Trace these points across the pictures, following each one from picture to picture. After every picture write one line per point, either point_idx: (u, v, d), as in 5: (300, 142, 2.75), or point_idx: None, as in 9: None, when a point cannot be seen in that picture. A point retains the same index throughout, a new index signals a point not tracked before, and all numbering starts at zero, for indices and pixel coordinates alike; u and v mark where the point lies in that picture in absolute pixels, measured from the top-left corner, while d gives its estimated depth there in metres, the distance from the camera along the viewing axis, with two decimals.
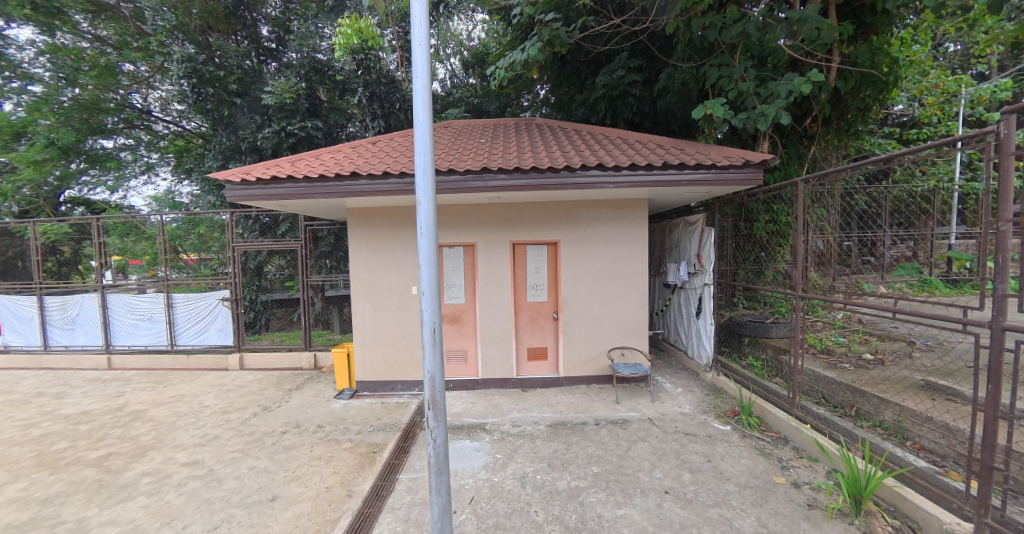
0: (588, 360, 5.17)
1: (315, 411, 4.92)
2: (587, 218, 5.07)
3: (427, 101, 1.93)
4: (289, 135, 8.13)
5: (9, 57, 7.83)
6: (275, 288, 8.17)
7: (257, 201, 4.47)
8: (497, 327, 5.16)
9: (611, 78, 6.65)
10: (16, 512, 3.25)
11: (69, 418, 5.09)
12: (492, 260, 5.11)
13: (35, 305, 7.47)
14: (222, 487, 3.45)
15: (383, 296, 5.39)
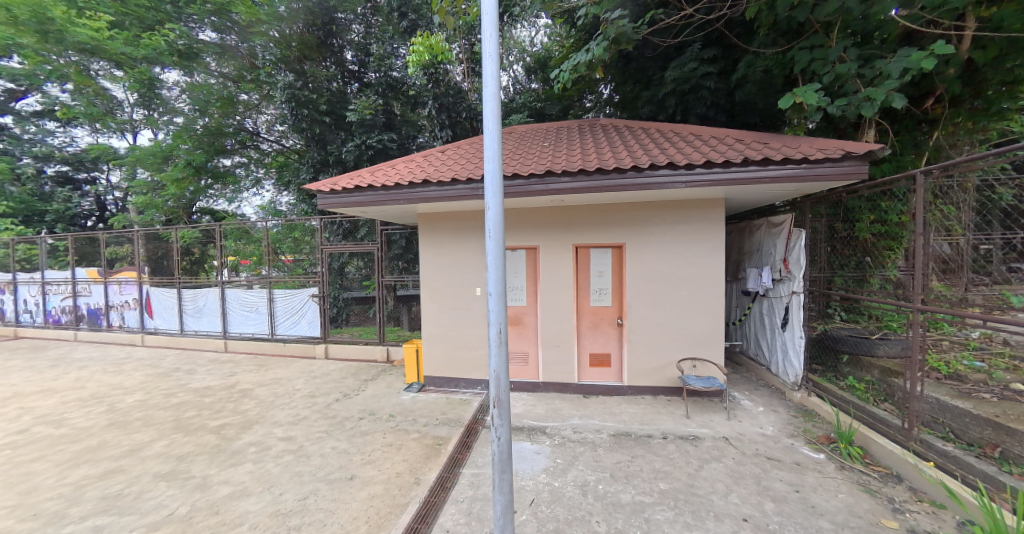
0: (655, 369, 4.90)
1: (387, 402, 5.26)
2: (654, 220, 4.84)
3: (496, 110, 1.99)
4: (368, 147, 8.83)
5: (162, 96, 9.55)
6: (354, 287, 8.88)
7: (343, 208, 4.93)
8: (558, 331, 5.11)
9: (682, 72, 6.27)
10: (161, 464, 3.90)
11: (196, 390, 6.00)
12: (554, 262, 5.09)
13: (174, 296, 8.99)
14: (309, 463, 3.81)
15: (448, 297, 5.61)
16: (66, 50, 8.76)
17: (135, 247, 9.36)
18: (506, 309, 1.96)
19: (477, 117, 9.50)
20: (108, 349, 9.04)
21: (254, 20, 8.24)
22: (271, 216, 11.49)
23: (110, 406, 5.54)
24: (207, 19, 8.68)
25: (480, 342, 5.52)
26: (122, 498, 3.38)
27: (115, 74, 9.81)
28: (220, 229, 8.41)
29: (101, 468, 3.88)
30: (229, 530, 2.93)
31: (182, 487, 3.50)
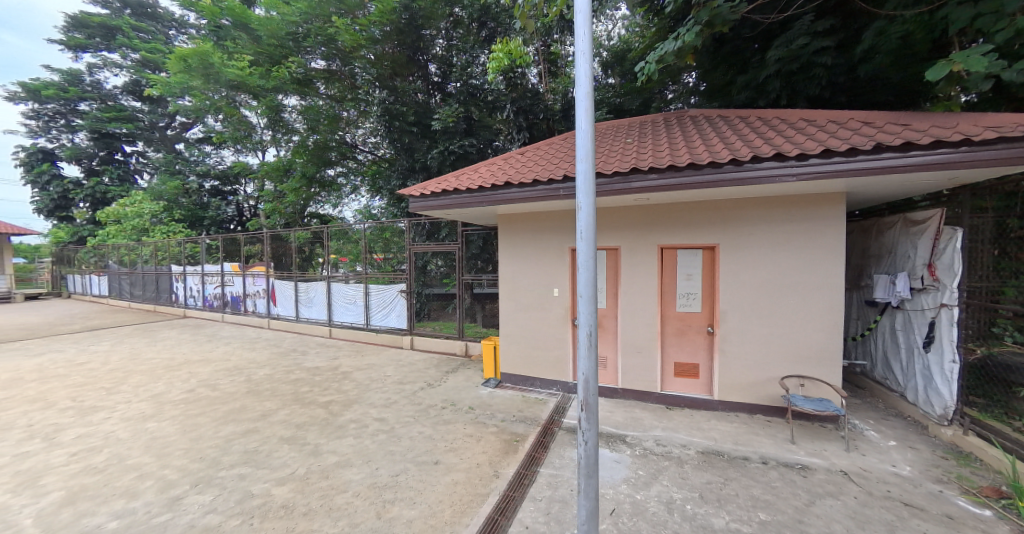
0: (752, 385, 4.41)
1: (466, 394, 5.49)
2: (754, 219, 4.36)
3: (589, 107, 1.95)
4: (450, 153, 9.28)
5: (285, 119, 11.19)
6: (435, 284, 9.41)
7: (431, 211, 5.25)
8: (640, 337, 4.86)
9: (789, 50, 5.54)
10: (284, 429, 4.54)
11: (309, 369, 6.88)
12: (638, 263, 4.84)
13: (293, 288, 10.45)
14: (399, 444, 4.12)
15: (526, 297, 5.67)
16: (220, 88, 10.87)
17: (264, 246, 11.09)
18: (596, 311, 1.92)
19: (553, 117, 9.38)
20: (244, 331, 10.82)
21: (355, 46, 9.22)
22: (366, 220, 12.69)
23: (247, 376, 6.62)
24: (319, 49, 9.87)
25: (557, 344, 5.48)
26: (257, 454, 4.00)
27: (252, 104, 11.85)
28: (326, 231, 9.53)
29: (242, 426, 4.64)
30: (336, 494, 3.29)
31: (300, 451, 4.03)
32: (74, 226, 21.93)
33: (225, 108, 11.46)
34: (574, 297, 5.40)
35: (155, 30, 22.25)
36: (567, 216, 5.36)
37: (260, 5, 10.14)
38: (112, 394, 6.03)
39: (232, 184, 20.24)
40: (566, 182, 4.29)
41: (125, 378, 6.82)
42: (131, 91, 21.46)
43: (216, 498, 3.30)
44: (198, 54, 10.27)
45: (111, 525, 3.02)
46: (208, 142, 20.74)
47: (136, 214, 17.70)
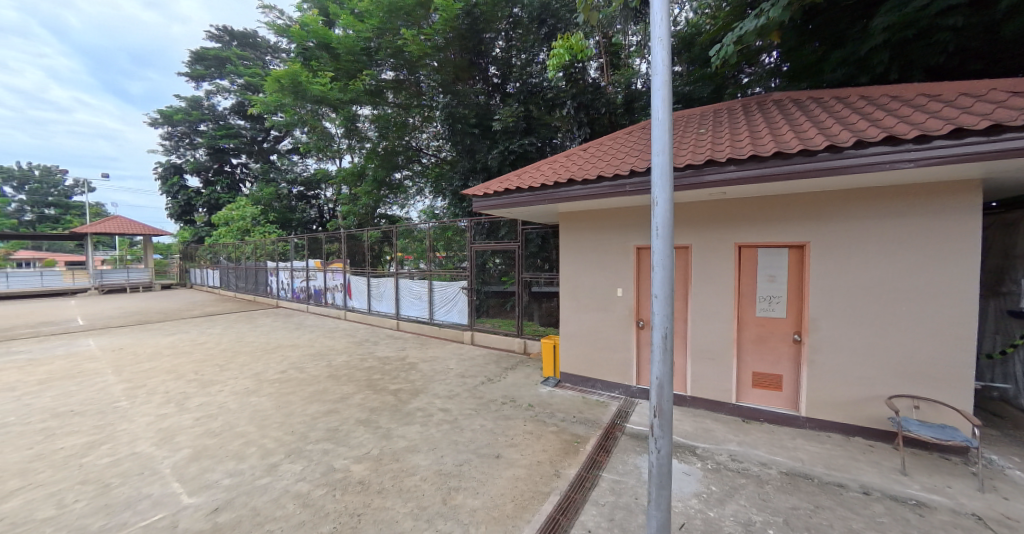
0: (848, 403, 3.91)
1: (526, 392, 5.52)
2: (855, 214, 3.85)
3: (666, 97, 1.89)
4: (510, 153, 9.38)
5: (359, 128, 12.12)
6: (494, 282, 8.65)
7: (493, 210, 5.36)
8: (713, 341, 4.53)
9: (902, 15, 4.79)
10: (360, 412, 4.92)
11: (380, 358, 7.39)
12: (712, 263, 4.52)
13: (366, 283, 11.34)
14: (463, 435, 4.27)
15: (587, 296, 5.55)
16: (306, 103, 12.06)
17: (341, 244, 12.13)
18: (672, 313, 1.84)
19: (615, 111, 9.08)
20: (325, 321, 11.93)
21: (422, 55, 9.69)
22: (430, 220, 13.31)
23: (328, 362, 7.28)
24: (388, 61, 10.53)
25: (620, 346, 5.29)
26: (338, 432, 4.38)
27: (332, 116, 13.01)
28: (394, 231, 10.17)
29: (325, 406, 5.11)
30: (406, 477, 3.49)
31: (374, 433, 4.34)
32: (195, 228, 25.79)
33: (311, 122, 12.77)
34: (639, 298, 5.18)
35: (254, 57, 25.49)
36: (633, 213, 5.14)
37: (339, 25, 10.98)
38: (224, 371, 6.98)
39: (314, 189, 22.38)
40: (632, 177, 4.12)
41: (233, 358, 7.86)
42: (235, 111, 24.60)
43: (305, 468, 3.68)
44: (288, 75, 11.20)
45: (225, 482, 3.49)
46: (296, 151, 23.15)
47: (241, 216, 20.35)
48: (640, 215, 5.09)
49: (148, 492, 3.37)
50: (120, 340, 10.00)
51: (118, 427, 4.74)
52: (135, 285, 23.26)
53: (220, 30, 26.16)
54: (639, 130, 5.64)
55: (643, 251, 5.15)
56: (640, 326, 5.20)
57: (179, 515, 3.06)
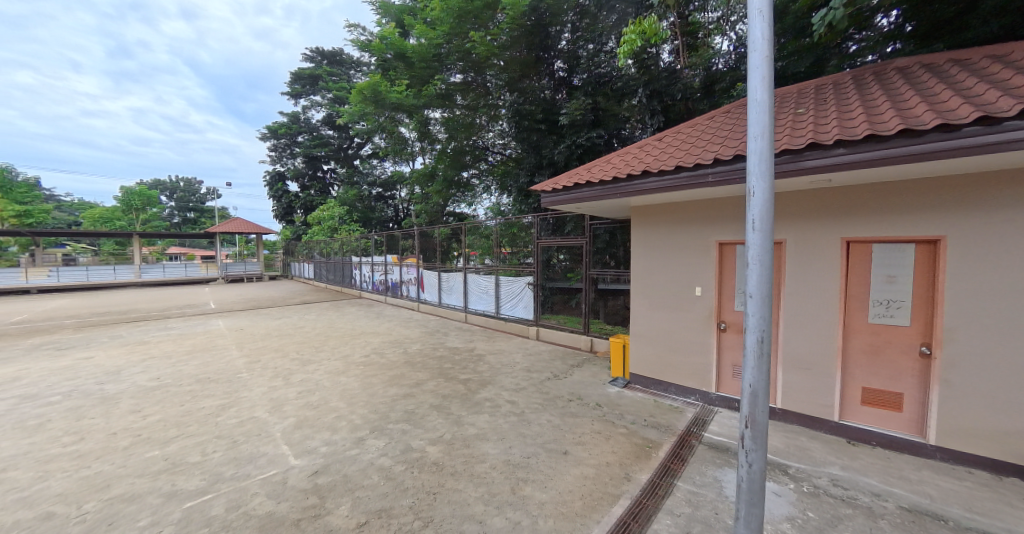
0: (998, 434, 3.20)
1: (593, 390, 5.39)
2: (1012, 202, 3.12)
3: (767, 76, 1.79)
4: (577, 147, 9.18)
5: (431, 131, 12.79)
6: (558, 278, 8.61)
7: (563, 205, 5.30)
8: (811, 348, 4.03)
9: None
10: (434, 398, 5.19)
11: (450, 348, 7.74)
12: (812, 262, 4.02)
13: (437, 277, 11.93)
14: (530, 428, 4.30)
15: (661, 295, 5.26)
16: (384, 111, 12.98)
17: (415, 241, 12.90)
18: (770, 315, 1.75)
19: (692, 96, 8.42)
20: (400, 311, 12.80)
21: (489, 56, 9.88)
22: (496, 216, 13.60)
23: (405, 349, 7.79)
24: (456, 65, 10.85)
25: (697, 349, 4.94)
26: (414, 415, 4.66)
27: (408, 122, 13.85)
28: (463, 227, 10.55)
29: (402, 390, 5.47)
30: (476, 463, 3.61)
31: (446, 418, 4.55)
32: (294, 228, 29.21)
33: (389, 127, 13.74)
34: (721, 298, 4.78)
35: (341, 72, 28.10)
36: (715, 205, 4.74)
37: (413, 35, 11.59)
38: (318, 352, 7.83)
39: (392, 190, 24.08)
40: (715, 166, 3.80)
41: (325, 341, 8.78)
42: (326, 122, 27.30)
43: (387, 444, 3.98)
44: (369, 86, 12.16)
45: (321, 450, 3.91)
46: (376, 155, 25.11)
47: (330, 216, 22.56)
48: (723, 207, 4.68)
49: (264, 451, 3.92)
50: (240, 321, 11.73)
51: (241, 394, 5.58)
52: (249, 276, 27.02)
53: (313, 51, 29.20)
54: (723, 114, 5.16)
55: (726, 248, 4.73)
56: (721, 328, 4.78)
57: (287, 473, 3.51)
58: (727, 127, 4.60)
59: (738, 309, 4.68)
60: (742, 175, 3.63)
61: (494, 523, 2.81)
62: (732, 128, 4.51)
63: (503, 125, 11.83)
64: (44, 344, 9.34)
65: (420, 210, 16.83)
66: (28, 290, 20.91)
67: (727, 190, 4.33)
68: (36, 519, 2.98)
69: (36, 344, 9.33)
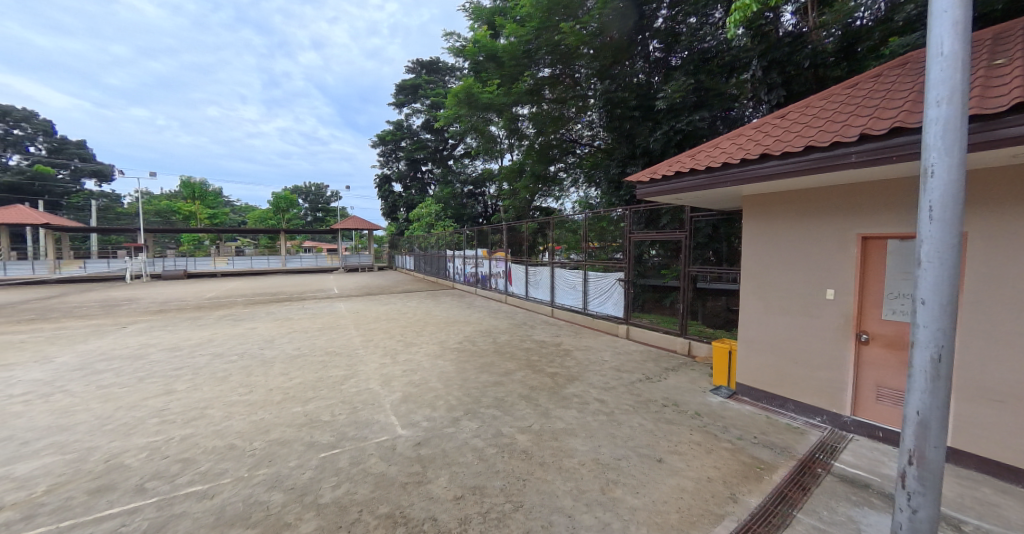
0: None
1: (692, 397, 5.06)
2: None
3: (959, 32, 1.67)
4: (676, 132, 8.62)
5: (520, 127, 13.25)
6: (650, 274, 8.95)
7: (663, 196, 5.06)
8: (1003, 374, 3.11)
9: None
10: (523, 388, 5.44)
11: (538, 341, 8.02)
12: (1007, 263, 3.09)
13: (524, 271, 12.32)
14: (620, 430, 4.23)
15: (781, 298, 4.63)
16: (477, 112, 13.84)
17: (504, 236, 13.49)
18: (951, 324, 1.70)
19: (824, 62, 7.37)
20: (490, 303, 13.53)
21: (579, 45, 9.88)
22: (583, 209, 13.79)
23: (494, 339, 8.30)
24: (545, 60, 10.96)
25: (827, 362, 4.24)
26: (504, 402, 4.96)
27: (498, 120, 14.55)
28: (551, 221, 10.77)
29: (493, 378, 5.84)
30: (565, 457, 3.68)
31: (535, 409, 4.74)
32: (398, 224, 32.54)
33: (480, 127, 14.55)
34: (862, 303, 4.01)
35: (436, 79, 30.25)
36: (858, 193, 3.98)
37: (504, 36, 12.04)
38: (419, 336, 8.74)
39: (482, 186, 25.59)
40: (859, 145, 3.22)
41: (424, 327, 9.74)
42: (425, 126, 29.72)
43: (479, 427, 4.29)
44: (464, 89, 13.13)
45: (423, 424, 4.38)
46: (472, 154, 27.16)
47: (428, 213, 24.82)
48: (869, 195, 3.90)
49: (377, 419, 4.54)
50: (358, 305, 13.62)
51: (359, 367, 6.63)
52: (363, 267, 30.86)
53: (414, 63, 31.80)
54: (881, 66, 4.08)
55: (871, 243, 3.94)
56: (862, 341, 4.02)
57: (396, 441, 4.01)
58: (882, 86, 3.70)
59: (886, 318, 3.88)
60: (899, 151, 3.00)
61: (583, 519, 2.83)
62: (890, 88, 3.60)
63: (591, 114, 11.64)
64: (225, 314, 12.02)
65: (507, 204, 17.51)
66: (214, 274, 26.90)
67: (879, 172, 3.55)
68: (221, 449, 3.96)
69: (221, 314, 12.10)
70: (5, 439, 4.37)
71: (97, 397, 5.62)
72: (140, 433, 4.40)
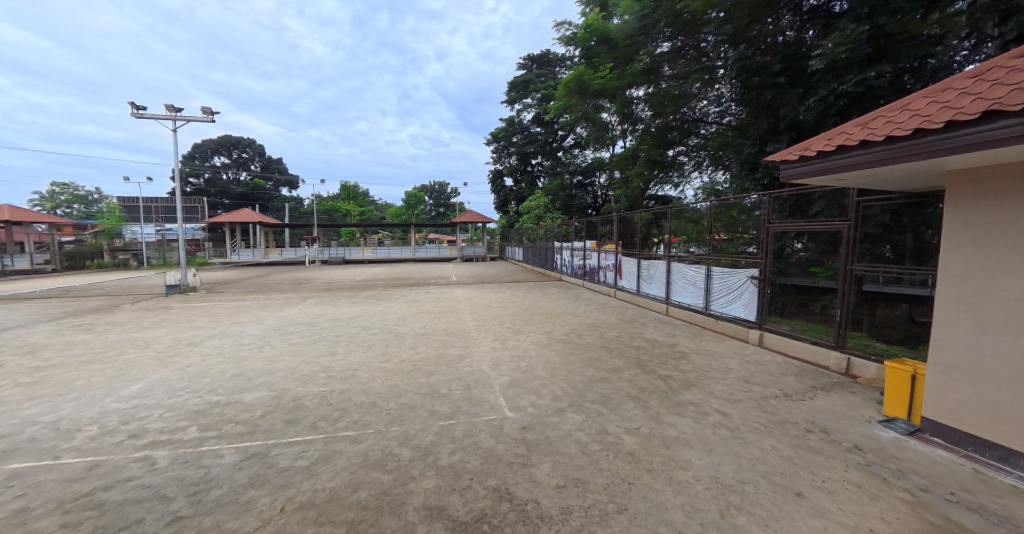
0: None
1: (851, 426, 4.01)
2: None
3: None
4: (838, 97, 7.38)
5: (635, 112, 12.82)
6: (793, 273, 8.15)
7: (818, 176, 4.15)
8: None
9: None
10: (632, 388, 5.33)
11: (649, 340, 7.78)
12: None
13: (636, 264, 11.96)
14: (748, 450, 3.65)
15: (1008, 310, 3.21)
16: (588, 99, 13.77)
17: (614, 227, 13.25)
18: None
19: None
20: (598, 296, 13.45)
21: (707, 9, 9.12)
22: (708, 196, 12.84)
23: (602, 334, 8.34)
24: (667, 34, 10.45)
25: None
26: (611, 401, 4.91)
27: (610, 106, 14.39)
28: (670, 211, 10.34)
29: (600, 374, 5.89)
30: (677, 468, 3.38)
31: (644, 412, 4.55)
32: (508, 217, 34.32)
33: (591, 114, 14.59)
34: None
35: (548, 72, 30.82)
36: None
37: (620, 15, 11.67)
38: (527, 325, 9.20)
39: (591, 174, 25.56)
40: None
41: (531, 316, 10.22)
42: (535, 120, 30.51)
43: (584, 420, 4.35)
44: (575, 78, 13.29)
45: (528, 409, 4.70)
46: (581, 143, 27.01)
47: (537, 205, 25.81)
48: None
49: (488, 398, 5.05)
50: (473, 292, 14.83)
51: (472, 349, 7.39)
52: (477, 257, 33.18)
53: (526, 59, 32.70)
54: None
55: None
56: None
57: (504, 421, 4.38)
58: None
59: None
60: None
61: None
62: None
63: (722, 87, 11.15)
64: (370, 294, 14.48)
65: (618, 193, 17.16)
66: (361, 261, 32.20)
67: None
68: (367, 405, 4.92)
69: (367, 294, 14.59)
70: (240, 376, 6.08)
71: (288, 352, 7.43)
72: (315, 383, 5.72)
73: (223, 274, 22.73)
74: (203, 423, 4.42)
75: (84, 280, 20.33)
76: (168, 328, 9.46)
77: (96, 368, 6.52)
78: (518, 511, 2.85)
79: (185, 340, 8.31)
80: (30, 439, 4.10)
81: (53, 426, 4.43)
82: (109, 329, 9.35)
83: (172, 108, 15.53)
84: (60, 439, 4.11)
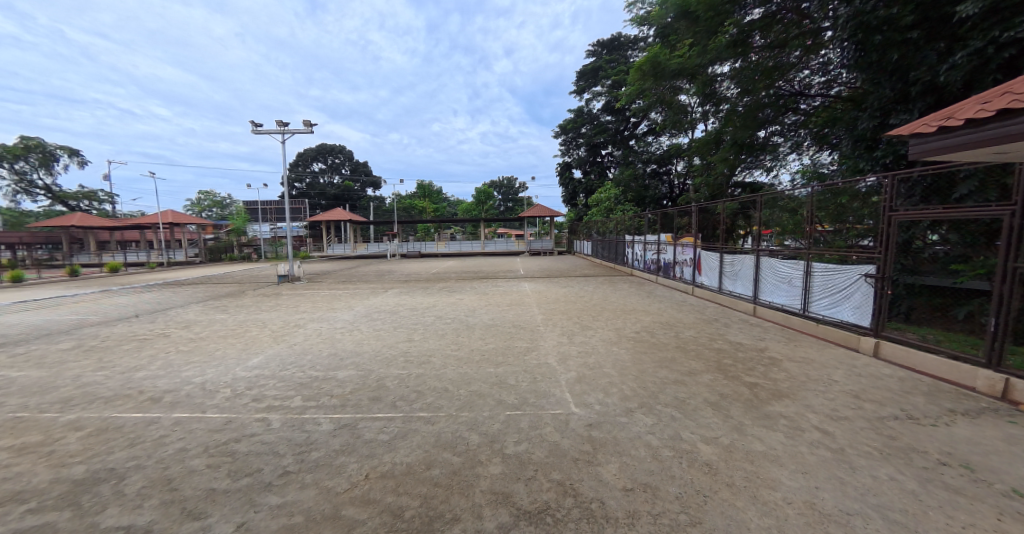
0: None
1: (1005, 466, 3.48)
2: None
3: None
4: (998, 45, 6.36)
5: (718, 90, 12.47)
6: (926, 271, 7.18)
7: (959, 151, 3.81)
8: None
9: None
10: (711, 394, 5.31)
11: (732, 344, 7.57)
12: None
13: (718, 259, 11.55)
14: (855, 477, 3.38)
15: None
16: (665, 81, 13.47)
17: (692, 219, 12.83)
18: None
19: None
20: (672, 293, 13.17)
21: None
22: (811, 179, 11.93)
23: (678, 333, 8.32)
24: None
25: None
26: (687, 405, 4.99)
27: (688, 86, 13.99)
28: (761, 200, 9.82)
29: (673, 377, 5.97)
30: (764, 488, 3.24)
31: (725, 421, 4.51)
32: (577, 210, 34.25)
33: (667, 97, 14.33)
34: None
35: (619, 57, 30.00)
36: None
37: None
38: (596, 321, 9.42)
39: (668, 160, 24.66)
40: None
41: (600, 312, 10.41)
42: (606, 109, 29.86)
43: (655, 424, 4.50)
44: (648, 61, 13.22)
45: (595, 406, 5.02)
46: (654, 129, 25.98)
47: (607, 197, 25.39)
48: None
49: (554, 393, 5.47)
50: (540, 286, 15.37)
51: (539, 342, 7.87)
52: (544, 251, 33.57)
53: (596, 46, 32.14)
54: None
55: None
56: None
57: (570, 417, 4.75)
58: None
59: None
60: None
61: None
62: None
63: (829, 53, 10.28)
64: (444, 286, 15.71)
65: (698, 181, 16.56)
66: (436, 254, 34.50)
67: None
68: (440, 389, 5.64)
69: (441, 286, 15.85)
70: (334, 354, 7.29)
71: (372, 336, 8.60)
72: (395, 366, 6.63)
73: (319, 266, 26.03)
74: (306, 394, 5.47)
75: (217, 270, 24.74)
76: (282, 311, 11.39)
77: (229, 342, 8.19)
78: (584, 509, 3.07)
79: (292, 322, 9.95)
80: (188, 395, 5.44)
81: (201, 386, 5.79)
82: (238, 311, 11.49)
83: (281, 123, 18.17)
84: (206, 396, 5.40)
